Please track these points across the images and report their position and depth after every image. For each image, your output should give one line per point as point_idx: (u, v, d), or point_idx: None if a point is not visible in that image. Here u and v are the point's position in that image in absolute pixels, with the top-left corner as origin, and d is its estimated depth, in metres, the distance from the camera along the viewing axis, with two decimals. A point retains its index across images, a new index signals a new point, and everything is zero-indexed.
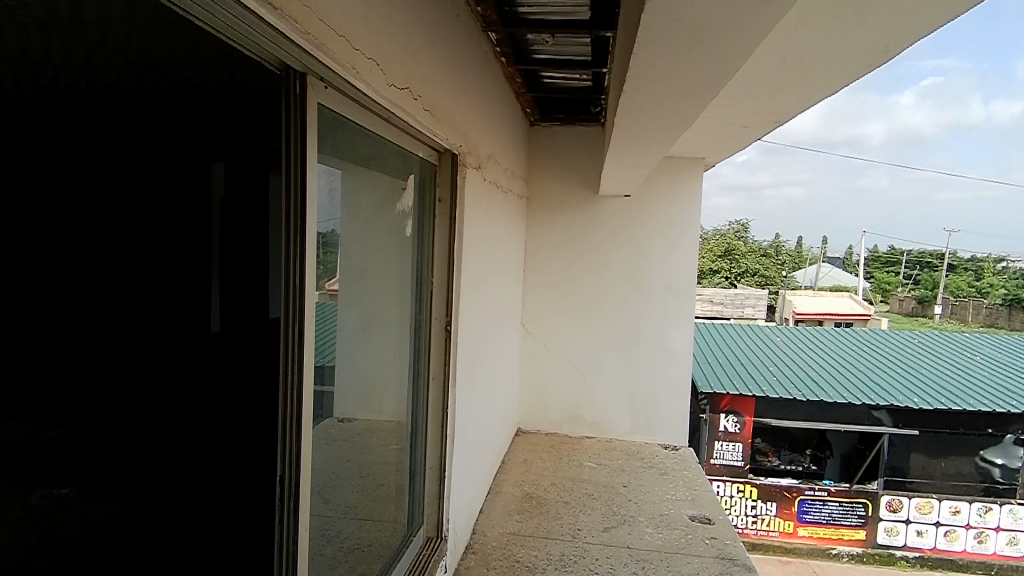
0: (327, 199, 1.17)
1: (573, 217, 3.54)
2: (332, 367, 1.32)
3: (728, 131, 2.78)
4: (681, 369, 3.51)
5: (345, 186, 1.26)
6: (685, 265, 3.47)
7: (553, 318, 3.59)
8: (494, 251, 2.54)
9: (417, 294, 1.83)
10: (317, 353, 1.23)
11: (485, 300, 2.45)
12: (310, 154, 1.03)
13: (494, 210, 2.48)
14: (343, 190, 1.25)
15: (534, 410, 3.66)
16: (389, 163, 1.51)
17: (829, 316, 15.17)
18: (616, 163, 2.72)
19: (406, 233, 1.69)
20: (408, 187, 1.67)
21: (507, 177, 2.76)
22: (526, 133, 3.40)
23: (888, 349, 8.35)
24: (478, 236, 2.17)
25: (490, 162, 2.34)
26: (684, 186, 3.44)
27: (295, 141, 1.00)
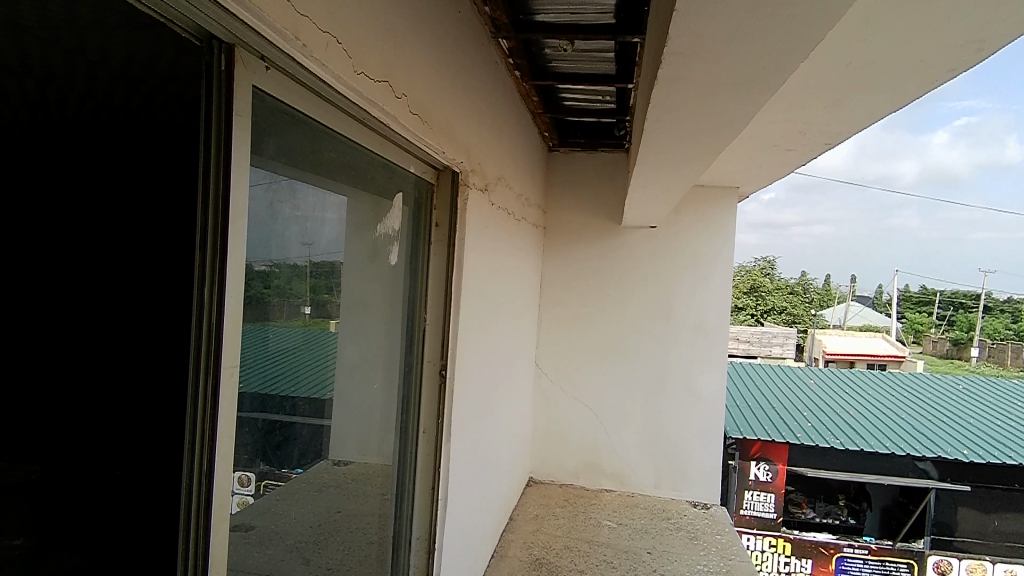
0: (274, 214, 0.90)
1: (593, 248, 3.28)
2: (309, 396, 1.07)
3: (764, 159, 2.51)
4: (711, 419, 3.17)
5: (310, 200, 1.01)
6: (715, 302, 3.17)
7: (569, 358, 3.30)
8: (502, 285, 2.27)
9: (407, 333, 1.57)
10: (289, 381, 1.01)
11: (490, 339, 2.17)
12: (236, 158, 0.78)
13: (503, 239, 2.22)
14: (309, 204, 1.00)
15: (548, 457, 3.33)
16: (372, 178, 1.27)
17: (861, 357, 14.54)
18: (640, 190, 2.47)
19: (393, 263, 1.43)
20: (396, 207, 1.42)
21: (520, 206, 2.54)
22: (544, 159, 3.18)
23: (929, 394, 7.82)
24: (482, 268, 1.91)
25: (500, 184, 2.10)
26: (715, 218, 3.16)
27: (217, 141, 0.75)
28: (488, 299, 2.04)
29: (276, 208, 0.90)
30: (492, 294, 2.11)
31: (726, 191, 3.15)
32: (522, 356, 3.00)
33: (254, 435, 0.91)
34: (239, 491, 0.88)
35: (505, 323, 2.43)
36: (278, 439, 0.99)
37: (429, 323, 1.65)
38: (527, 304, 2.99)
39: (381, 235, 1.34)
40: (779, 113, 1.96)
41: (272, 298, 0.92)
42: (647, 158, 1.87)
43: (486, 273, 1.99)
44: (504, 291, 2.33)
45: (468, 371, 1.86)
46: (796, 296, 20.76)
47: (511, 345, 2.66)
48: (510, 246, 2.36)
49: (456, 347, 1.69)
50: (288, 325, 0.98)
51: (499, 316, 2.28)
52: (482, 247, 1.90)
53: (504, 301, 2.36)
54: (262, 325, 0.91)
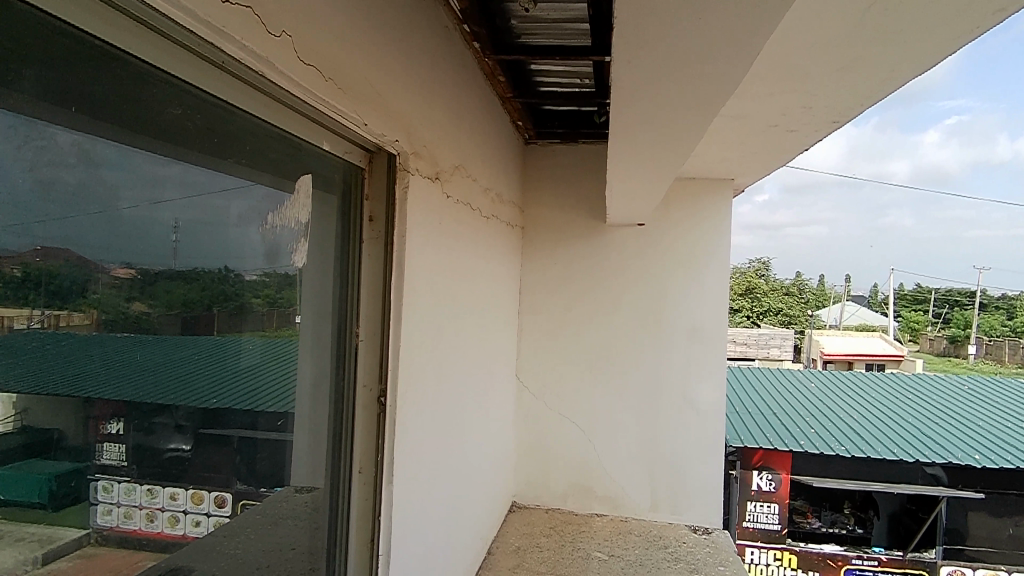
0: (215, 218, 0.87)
1: (576, 249, 2.99)
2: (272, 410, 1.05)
3: (761, 147, 2.23)
4: (711, 434, 2.86)
5: (132, 167, 0.71)
6: (711, 306, 2.88)
7: (555, 369, 3.01)
8: (468, 290, 1.96)
9: (332, 352, 1.25)
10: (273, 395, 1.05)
11: (454, 353, 1.86)
12: (76, 135, 0.64)
13: (467, 239, 1.92)
14: (130, 174, 0.70)
15: (533, 480, 3.02)
16: (263, 154, 0.96)
17: (859, 357, 14.29)
18: (624, 183, 2.18)
19: (299, 265, 1.10)
20: (305, 192, 1.10)
21: (490, 203, 2.25)
22: (520, 151, 2.90)
23: (935, 397, 7.53)
24: (434, 272, 1.61)
25: (460, 174, 1.81)
26: (708, 213, 2.88)
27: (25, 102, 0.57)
28: (446, 307, 1.74)
29: (38, 172, 0.59)
30: (453, 302, 1.81)
31: (719, 184, 2.87)
32: (500, 370, 2.71)
33: (226, 448, 0.94)
34: (145, 503, 0.79)
35: (474, 336, 2.13)
36: (257, 456, 1.02)
37: (362, 340, 1.33)
38: (503, 312, 2.70)
39: (277, 227, 1.01)
40: (778, 88, 1.68)
41: (263, 309, 1.01)
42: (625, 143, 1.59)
43: (442, 277, 1.69)
44: (471, 299, 2.03)
45: (420, 394, 1.55)
46: (792, 297, 20.53)
47: (484, 358, 2.37)
48: (477, 247, 2.07)
49: (400, 367, 1.37)
50: (272, 335, 1.04)
51: (465, 327, 1.98)
52: (434, 247, 1.59)
53: (473, 311, 2.06)
54: (250, 333, 0.99)
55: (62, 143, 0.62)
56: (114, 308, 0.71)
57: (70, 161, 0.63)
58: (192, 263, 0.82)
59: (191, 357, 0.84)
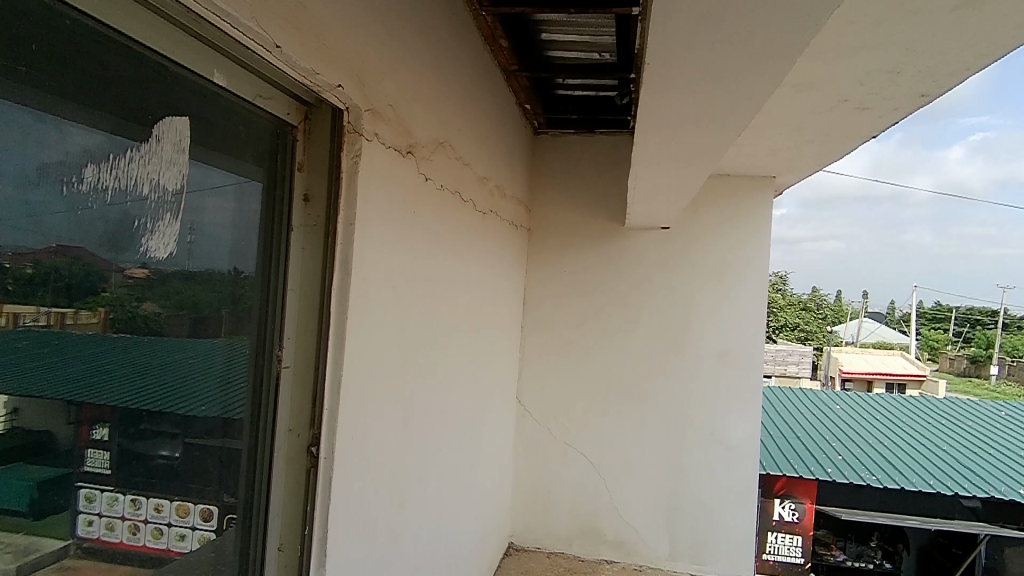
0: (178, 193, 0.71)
1: (590, 254, 2.61)
2: (273, 421, 0.94)
3: (816, 136, 1.84)
4: (744, 474, 2.46)
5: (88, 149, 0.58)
6: (745, 325, 2.48)
7: (562, 390, 2.62)
8: (454, 299, 1.58)
9: (244, 388, 0.87)
10: (283, 411, 0.95)
11: (433, 379, 1.47)
12: (76, 125, 0.57)
13: (454, 238, 1.54)
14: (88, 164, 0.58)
15: (535, 518, 2.62)
16: (71, 61, 0.56)
17: (879, 376, 13.74)
18: (649, 179, 1.80)
19: (160, 257, 0.69)
20: (177, 134, 0.70)
21: (488, 196, 1.88)
22: (527, 141, 2.55)
23: (970, 422, 7.01)
24: (403, 277, 1.23)
25: (448, 152, 1.44)
26: (742, 217, 2.49)
27: None
28: (422, 321, 1.36)
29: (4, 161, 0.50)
30: (431, 314, 1.43)
31: (757, 183, 2.47)
32: (497, 391, 2.33)
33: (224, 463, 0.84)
34: (130, 517, 0.68)
35: (462, 355, 1.75)
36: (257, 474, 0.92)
37: (286, 367, 0.95)
38: (502, 324, 2.33)
39: (113, 189, 0.61)
40: (859, 47, 1.29)
41: (270, 309, 0.91)
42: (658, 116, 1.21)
43: (417, 284, 1.31)
44: (458, 309, 1.65)
45: (382, 437, 1.17)
46: (808, 312, 19.96)
47: (477, 380, 1.99)
48: (469, 246, 1.70)
49: (346, 405, 0.99)
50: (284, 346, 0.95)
51: (450, 345, 1.60)
52: (403, 244, 1.21)
53: (461, 326, 1.68)
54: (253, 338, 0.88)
55: (67, 137, 0.56)
56: (125, 307, 0.65)
57: (77, 157, 0.57)
58: (205, 264, 0.77)
59: (200, 367, 0.77)
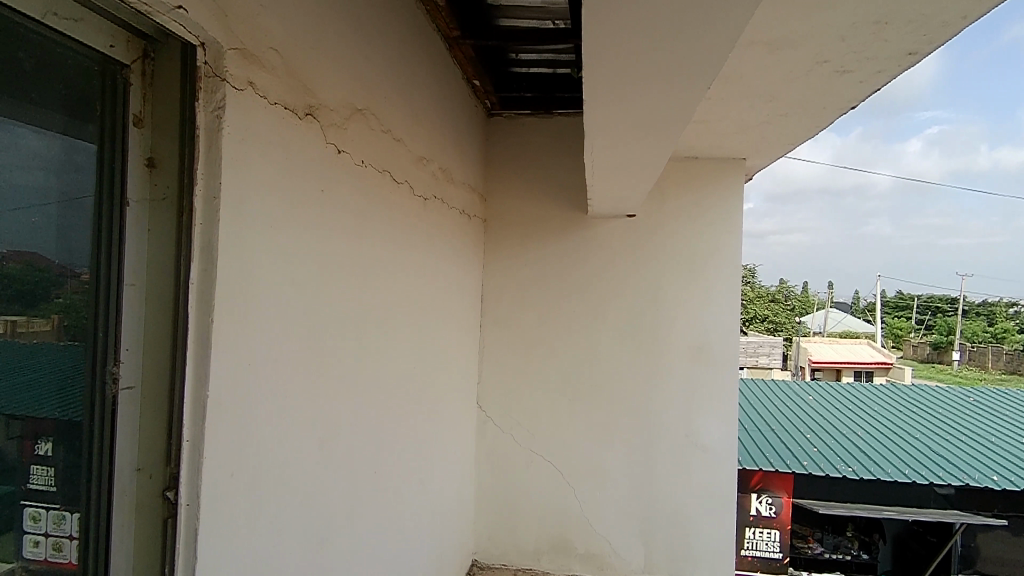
0: None
1: (552, 245, 2.41)
2: (109, 462, 0.70)
3: (791, 109, 1.67)
4: (721, 479, 2.28)
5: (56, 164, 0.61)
6: (720, 318, 2.30)
7: (526, 394, 2.41)
8: (389, 296, 1.36)
9: (62, 421, 0.64)
10: (126, 445, 0.72)
11: (365, 394, 1.24)
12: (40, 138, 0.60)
13: (386, 226, 1.31)
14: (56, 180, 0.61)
15: (499, 534, 2.41)
16: None
17: (848, 365, 13.89)
18: (611, 161, 1.60)
19: None
20: None
21: (431, 179, 1.66)
22: (480, 122, 2.34)
23: (941, 409, 7.01)
24: (316, 272, 0.99)
25: (373, 123, 1.22)
26: (714, 202, 2.31)
27: None
28: (347, 327, 1.13)
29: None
30: (361, 317, 1.19)
31: (727, 166, 2.29)
32: (453, 398, 2.11)
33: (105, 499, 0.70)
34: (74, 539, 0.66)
35: (406, 361, 1.52)
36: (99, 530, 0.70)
37: (127, 389, 0.72)
38: (456, 324, 2.11)
39: None
40: None
41: (133, 309, 0.71)
42: (612, 72, 1.00)
43: (337, 282, 1.07)
44: (398, 310, 1.42)
45: (291, 473, 0.94)
46: (777, 304, 20.17)
47: (428, 388, 1.77)
48: (407, 236, 1.48)
49: (219, 437, 0.76)
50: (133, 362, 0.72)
51: (388, 351, 1.37)
52: (312, 231, 0.97)
53: (401, 329, 1.46)
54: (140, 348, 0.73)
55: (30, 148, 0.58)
56: (79, 315, 0.65)
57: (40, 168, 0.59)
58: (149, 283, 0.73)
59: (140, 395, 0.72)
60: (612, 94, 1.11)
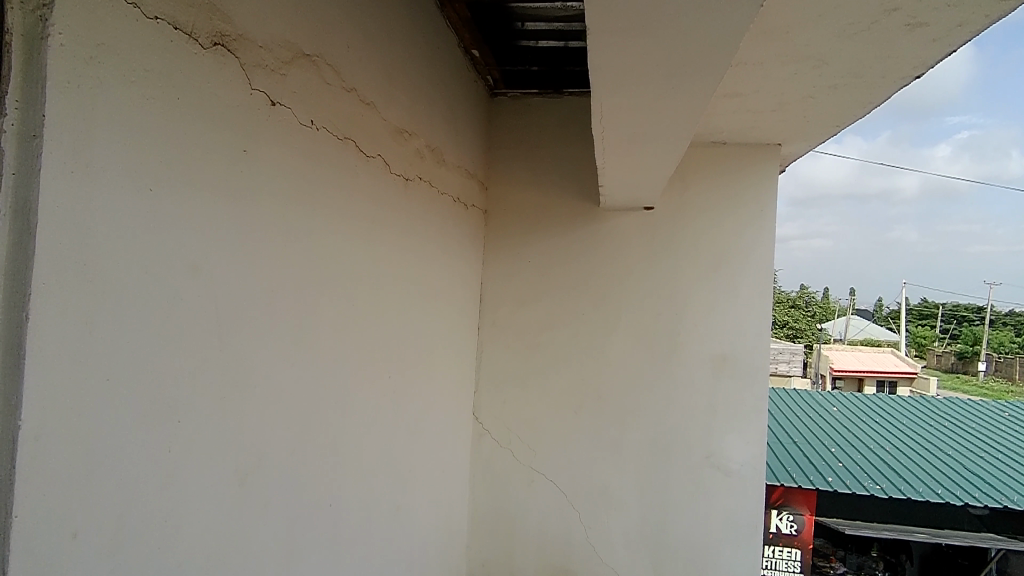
0: None
1: (558, 240, 2.16)
2: None
3: (842, 79, 1.41)
4: (746, 506, 2.01)
5: None
6: (747, 325, 2.04)
7: (526, 405, 2.17)
8: (349, 293, 1.12)
9: None
10: None
11: (313, 412, 1.01)
12: None
13: (347, 207, 1.08)
14: None
15: (494, 561, 2.16)
16: None
17: (870, 373, 13.44)
18: (624, 142, 1.36)
19: None
20: None
21: (414, 157, 1.43)
22: (481, 101, 2.11)
23: (974, 423, 6.62)
24: (232, 256, 0.76)
25: (330, 76, 0.99)
26: (741, 195, 2.05)
27: None
28: (285, 329, 0.90)
29: None
30: (306, 317, 0.96)
31: (758, 153, 2.03)
32: (443, 408, 1.87)
33: None
34: None
35: (376, 370, 1.29)
36: None
37: None
38: (448, 326, 1.87)
39: None
40: None
41: None
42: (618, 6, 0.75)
43: (268, 272, 0.85)
44: (364, 311, 1.19)
45: (183, 524, 0.71)
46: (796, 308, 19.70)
47: (408, 400, 1.54)
48: (379, 222, 1.24)
49: (45, 484, 0.53)
50: None
51: (349, 360, 1.14)
52: (223, 202, 0.74)
53: (368, 332, 1.22)
54: None
55: None
56: None
57: None
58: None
59: None
60: (620, 42, 0.86)
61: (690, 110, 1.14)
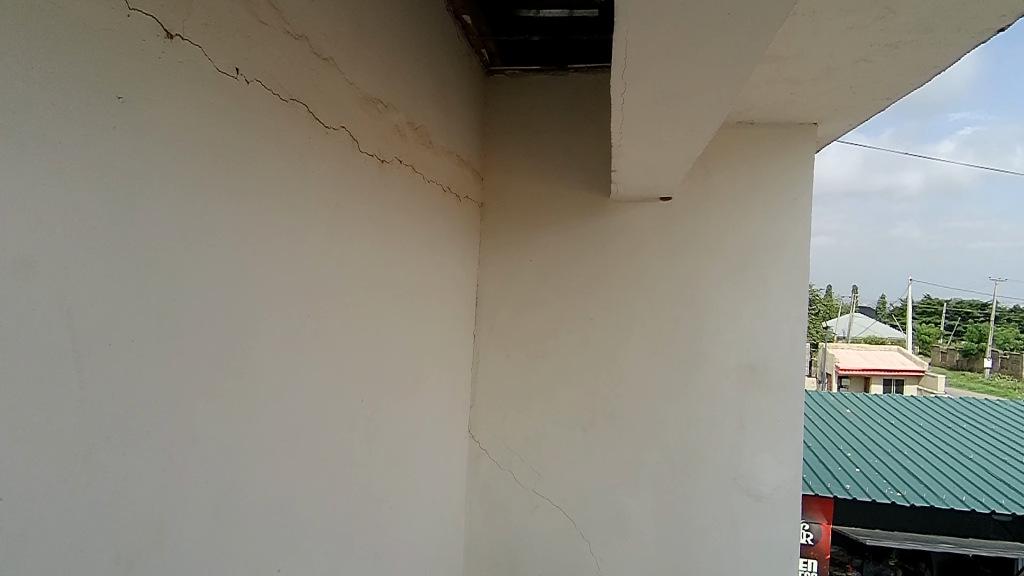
0: None
1: (563, 236, 1.92)
2: None
3: (907, 34, 1.17)
4: (780, 535, 1.76)
5: None
6: (778, 329, 1.79)
7: (528, 421, 1.93)
8: (302, 299, 0.88)
9: None
10: None
11: (249, 455, 0.77)
12: None
13: (296, 190, 0.85)
14: None
15: None
16: None
17: (876, 371, 13.18)
18: (645, 116, 1.12)
19: None
20: None
21: (392, 134, 1.19)
22: (476, 78, 1.87)
23: (994, 424, 6.35)
24: (94, 247, 0.52)
25: (267, 16, 0.75)
26: (770, 183, 1.81)
27: None
28: (202, 350, 0.67)
29: None
30: (233, 330, 0.72)
31: (790, 134, 1.79)
32: (434, 429, 1.63)
33: None
34: None
35: (345, 394, 1.05)
36: None
37: None
38: (439, 334, 1.64)
39: None
40: None
41: None
42: None
43: (165, 272, 0.61)
44: (325, 322, 0.95)
45: None
46: None
47: (389, 424, 1.30)
48: (345, 210, 1.00)
49: None
50: None
51: (306, 385, 0.91)
52: (73, 166, 0.50)
53: (332, 349, 0.99)
54: None
55: None
56: None
57: None
58: None
59: None
60: None
61: (735, 69, 0.90)
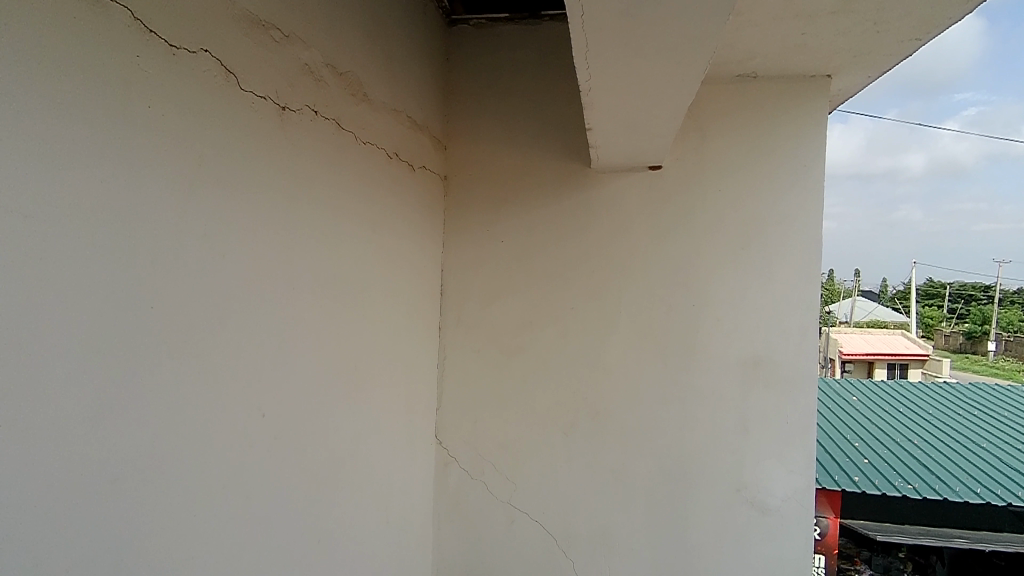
0: None
1: (539, 212, 1.68)
2: None
3: None
4: (791, 555, 1.53)
5: None
6: (788, 316, 1.55)
7: (502, 424, 1.70)
8: (141, 287, 0.64)
9: None
10: None
11: (40, 515, 0.53)
12: None
13: (119, 134, 0.61)
14: None
15: None
16: None
17: (881, 356, 12.96)
18: (619, 47, 0.87)
19: None
20: None
21: (302, 76, 0.94)
22: (435, 28, 1.62)
23: (1008, 411, 6.11)
24: None
25: None
26: (776, 147, 1.56)
27: None
28: None
29: None
30: None
31: (798, 89, 1.54)
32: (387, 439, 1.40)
33: None
34: None
35: (236, 411, 0.82)
36: None
37: None
38: (391, 328, 1.39)
39: None
40: None
41: None
42: None
43: None
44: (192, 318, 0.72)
45: None
46: None
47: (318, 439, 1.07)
48: (220, 168, 0.76)
49: None
50: None
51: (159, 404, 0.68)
52: None
53: (205, 354, 0.75)
54: None
55: None
56: None
57: None
58: None
59: None
60: None
61: None
